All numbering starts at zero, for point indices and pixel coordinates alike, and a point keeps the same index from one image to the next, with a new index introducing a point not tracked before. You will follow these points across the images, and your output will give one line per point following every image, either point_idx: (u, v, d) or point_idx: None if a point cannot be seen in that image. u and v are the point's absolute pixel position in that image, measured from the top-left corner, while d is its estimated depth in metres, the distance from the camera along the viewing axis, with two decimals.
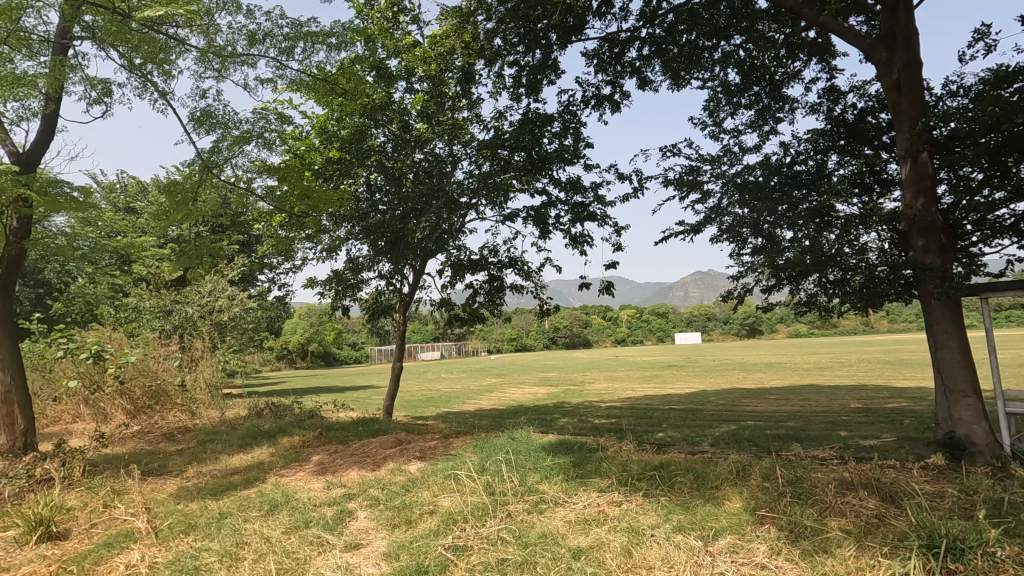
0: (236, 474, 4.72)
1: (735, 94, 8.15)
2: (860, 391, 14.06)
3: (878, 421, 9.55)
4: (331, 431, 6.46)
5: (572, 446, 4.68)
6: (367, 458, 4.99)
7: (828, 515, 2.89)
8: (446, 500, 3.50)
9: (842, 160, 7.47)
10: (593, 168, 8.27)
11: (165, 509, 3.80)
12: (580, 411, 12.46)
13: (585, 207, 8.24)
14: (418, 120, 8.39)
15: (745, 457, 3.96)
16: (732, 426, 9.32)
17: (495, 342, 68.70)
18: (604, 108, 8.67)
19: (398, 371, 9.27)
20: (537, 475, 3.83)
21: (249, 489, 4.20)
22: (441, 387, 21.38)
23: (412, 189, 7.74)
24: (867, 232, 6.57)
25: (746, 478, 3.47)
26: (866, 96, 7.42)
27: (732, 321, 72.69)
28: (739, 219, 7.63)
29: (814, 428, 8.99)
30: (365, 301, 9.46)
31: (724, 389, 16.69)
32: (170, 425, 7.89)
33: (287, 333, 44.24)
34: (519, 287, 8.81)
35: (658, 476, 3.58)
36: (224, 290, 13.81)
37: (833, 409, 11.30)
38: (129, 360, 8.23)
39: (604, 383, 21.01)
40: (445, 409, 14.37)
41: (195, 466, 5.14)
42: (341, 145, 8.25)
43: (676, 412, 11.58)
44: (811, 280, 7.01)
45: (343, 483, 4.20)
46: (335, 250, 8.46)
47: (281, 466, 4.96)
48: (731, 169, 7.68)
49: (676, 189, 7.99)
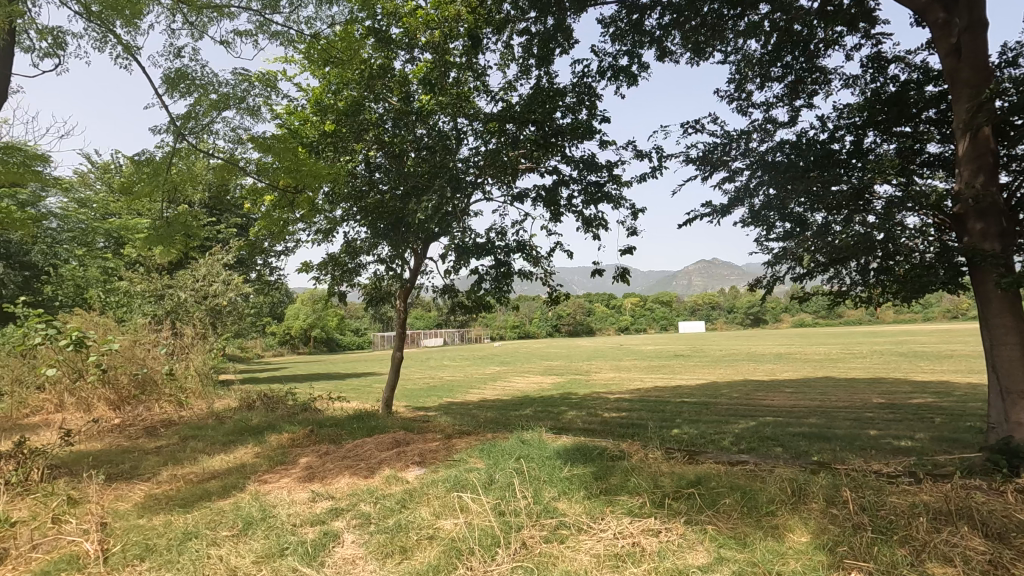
0: (214, 480, 4.21)
1: (766, 64, 7.47)
2: (880, 384, 13.52)
3: (907, 418, 9.02)
4: (324, 428, 5.95)
5: (591, 452, 4.15)
6: (361, 461, 4.46)
7: (928, 560, 2.41)
8: (449, 523, 2.97)
9: (881, 138, 6.87)
10: (610, 146, 7.67)
11: (122, 526, 3.29)
12: (588, 404, 11.95)
13: (600, 187, 7.63)
14: (420, 92, 7.77)
15: (796, 472, 3.43)
16: (751, 423, 8.81)
17: (498, 330, 68.33)
18: (620, 81, 8.03)
19: (397, 361, 8.65)
20: (554, 492, 3.30)
21: (225, 500, 3.69)
22: (444, 376, 20.94)
23: (413, 167, 7.17)
24: (913, 214, 5.97)
25: (806, 503, 2.93)
26: (911, 68, 6.79)
27: (736, 310, 72.27)
28: (768, 200, 7.03)
29: (840, 426, 8.45)
30: (364, 287, 8.93)
31: (736, 380, 16.18)
32: (155, 416, 7.42)
33: (289, 318, 43.94)
34: (527, 273, 8.25)
35: (699, 496, 3.06)
36: (219, 274, 13.34)
37: (856, 404, 10.74)
38: (114, 348, 7.73)
39: (611, 373, 20.57)
40: (447, 399, 13.97)
41: (171, 468, 4.64)
42: (336, 118, 7.67)
43: (690, 406, 11.07)
44: (845, 268, 6.47)
45: (332, 494, 3.69)
46: (332, 232, 7.90)
47: (264, 470, 4.44)
48: (761, 147, 7.06)
49: (699, 168, 7.39)
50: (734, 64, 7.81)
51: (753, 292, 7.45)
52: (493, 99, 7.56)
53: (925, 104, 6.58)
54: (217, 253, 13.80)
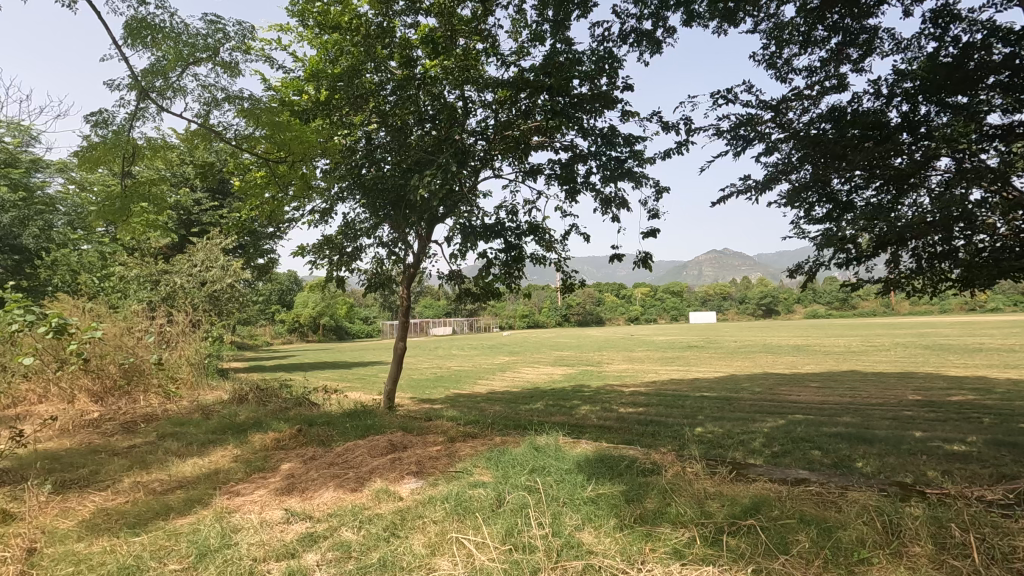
0: (179, 491, 3.64)
1: (806, 27, 6.60)
2: (911, 379, 12.76)
3: (951, 418, 8.33)
4: (315, 427, 5.36)
5: (616, 464, 3.53)
6: (350, 469, 3.88)
7: None
8: (447, 564, 2.38)
9: (935, 109, 6.07)
10: (631, 119, 6.96)
11: (53, 554, 2.73)
12: (602, 398, 11.28)
13: (621, 163, 6.91)
14: (422, 58, 7.05)
15: (880, 499, 2.85)
16: (781, 422, 8.15)
17: (506, 319, 68.02)
18: (643, 47, 7.27)
19: (399, 352, 8.03)
20: (576, 519, 2.70)
21: (184, 519, 3.13)
22: (451, 366, 20.39)
23: (418, 142, 6.52)
24: (984, 191, 5.22)
25: (907, 547, 2.37)
26: (975, 27, 5.97)
27: (749, 300, 71.40)
28: (808, 178, 6.28)
29: (879, 426, 7.78)
30: (364, 272, 8.33)
31: (756, 373, 15.51)
32: (137, 410, 6.85)
33: (298, 306, 43.74)
34: (540, 258, 7.63)
35: (761, 534, 2.47)
36: (217, 259, 12.84)
37: (891, 401, 10.02)
38: (96, 335, 7.15)
39: (624, 364, 19.94)
40: (454, 390, 13.40)
41: (134, 474, 4.05)
42: (331, 86, 7.01)
43: (711, 402, 10.40)
44: (899, 252, 5.76)
45: (311, 513, 3.12)
46: (329, 211, 7.31)
47: (237, 479, 3.86)
48: (802, 118, 6.24)
49: (729, 143, 6.61)
50: (769, 28, 6.99)
51: (791, 279, 6.78)
52: (503, 64, 6.84)
53: (990, 70, 5.78)
54: (216, 237, 13.26)
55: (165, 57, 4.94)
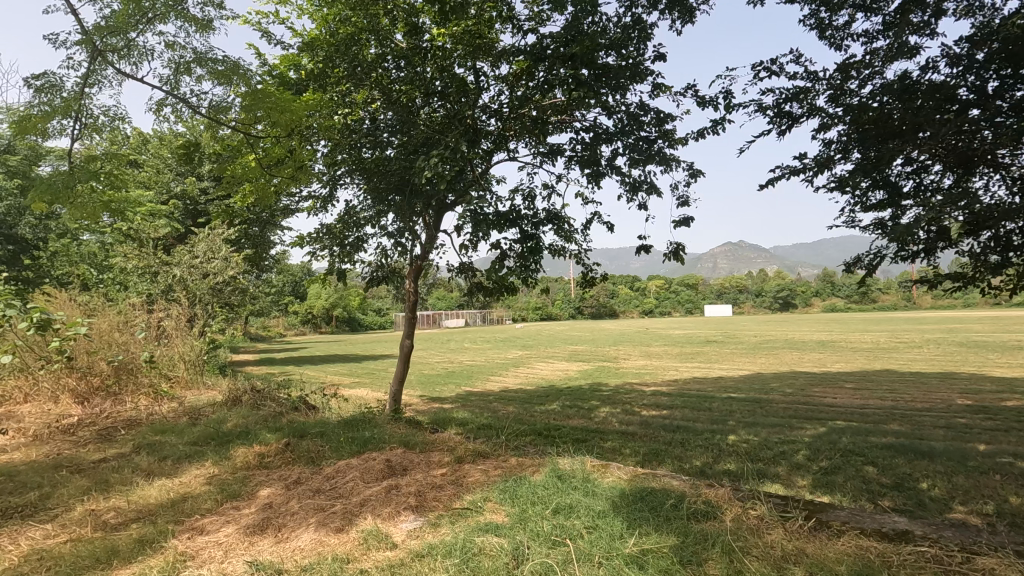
0: (133, 526, 3.05)
1: None
2: (956, 380, 11.88)
3: (1014, 427, 7.52)
4: (306, 439, 4.76)
5: (661, 506, 2.87)
6: (338, 500, 3.26)
7: None
8: None
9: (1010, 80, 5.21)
10: (661, 93, 6.20)
11: None
12: (622, 399, 10.60)
13: (651, 143, 6.14)
14: (431, 27, 6.37)
15: None
16: (822, 430, 7.39)
17: (519, 311, 67.46)
18: (674, 15, 6.44)
19: (405, 351, 7.37)
20: None
21: (128, 571, 2.54)
22: (464, 360, 19.85)
23: (425, 120, 5.89)
24: None
25: None
26: None
27: (766, 293, 69.99)
28: (865, 160, 5.51)
29: (933, 437, 7.02)
30: (368, 264, 7.73)
31: (783, 371, 14.68)
32: (123, 413, 6.31)
33: (311, 297, 43.79)
34: (559, 249, 6.97)
35: None
36: (219, 249, 12.34)
37: (940, 406, 9.19)
38: (81, 332, 6.48)
39: (642, 359, 19.21)
40: (465, 388, 12.81)
41: (90, 500, 3.47)
42: (328, 57, 6.33)
43: (739, 405, 9.65)
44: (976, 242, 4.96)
45: (281, 564, 2.51)
46: (329, 196, 6.68)
47: (205, 509, 3.26)
48: (860, 90, 5.42)
49: (772, 121, 5.83)
50: None
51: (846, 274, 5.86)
52: (520, 31, 6.08)
53: None
54: (218, 226, 12.75)
55: (120, 12, 4.32)
